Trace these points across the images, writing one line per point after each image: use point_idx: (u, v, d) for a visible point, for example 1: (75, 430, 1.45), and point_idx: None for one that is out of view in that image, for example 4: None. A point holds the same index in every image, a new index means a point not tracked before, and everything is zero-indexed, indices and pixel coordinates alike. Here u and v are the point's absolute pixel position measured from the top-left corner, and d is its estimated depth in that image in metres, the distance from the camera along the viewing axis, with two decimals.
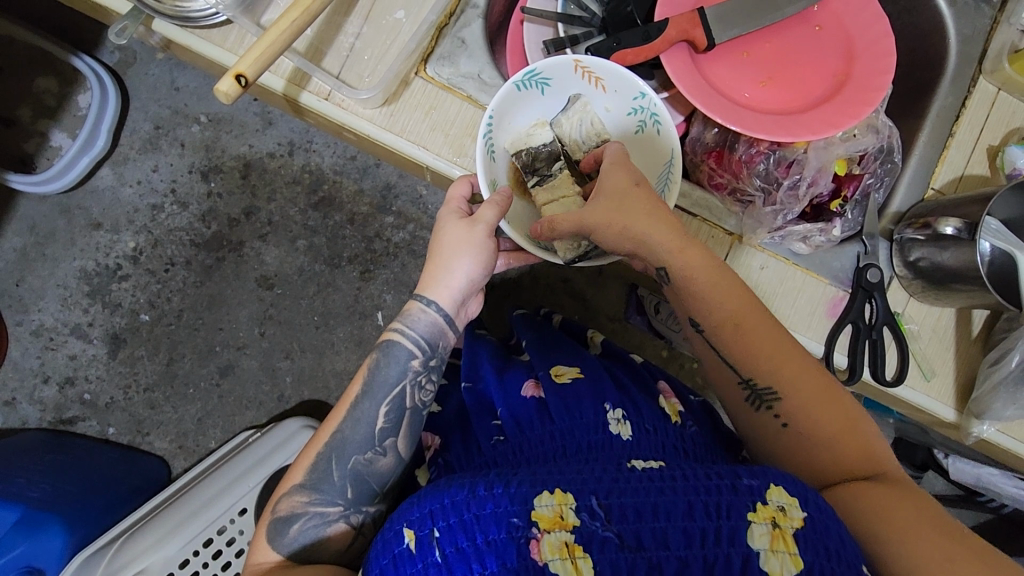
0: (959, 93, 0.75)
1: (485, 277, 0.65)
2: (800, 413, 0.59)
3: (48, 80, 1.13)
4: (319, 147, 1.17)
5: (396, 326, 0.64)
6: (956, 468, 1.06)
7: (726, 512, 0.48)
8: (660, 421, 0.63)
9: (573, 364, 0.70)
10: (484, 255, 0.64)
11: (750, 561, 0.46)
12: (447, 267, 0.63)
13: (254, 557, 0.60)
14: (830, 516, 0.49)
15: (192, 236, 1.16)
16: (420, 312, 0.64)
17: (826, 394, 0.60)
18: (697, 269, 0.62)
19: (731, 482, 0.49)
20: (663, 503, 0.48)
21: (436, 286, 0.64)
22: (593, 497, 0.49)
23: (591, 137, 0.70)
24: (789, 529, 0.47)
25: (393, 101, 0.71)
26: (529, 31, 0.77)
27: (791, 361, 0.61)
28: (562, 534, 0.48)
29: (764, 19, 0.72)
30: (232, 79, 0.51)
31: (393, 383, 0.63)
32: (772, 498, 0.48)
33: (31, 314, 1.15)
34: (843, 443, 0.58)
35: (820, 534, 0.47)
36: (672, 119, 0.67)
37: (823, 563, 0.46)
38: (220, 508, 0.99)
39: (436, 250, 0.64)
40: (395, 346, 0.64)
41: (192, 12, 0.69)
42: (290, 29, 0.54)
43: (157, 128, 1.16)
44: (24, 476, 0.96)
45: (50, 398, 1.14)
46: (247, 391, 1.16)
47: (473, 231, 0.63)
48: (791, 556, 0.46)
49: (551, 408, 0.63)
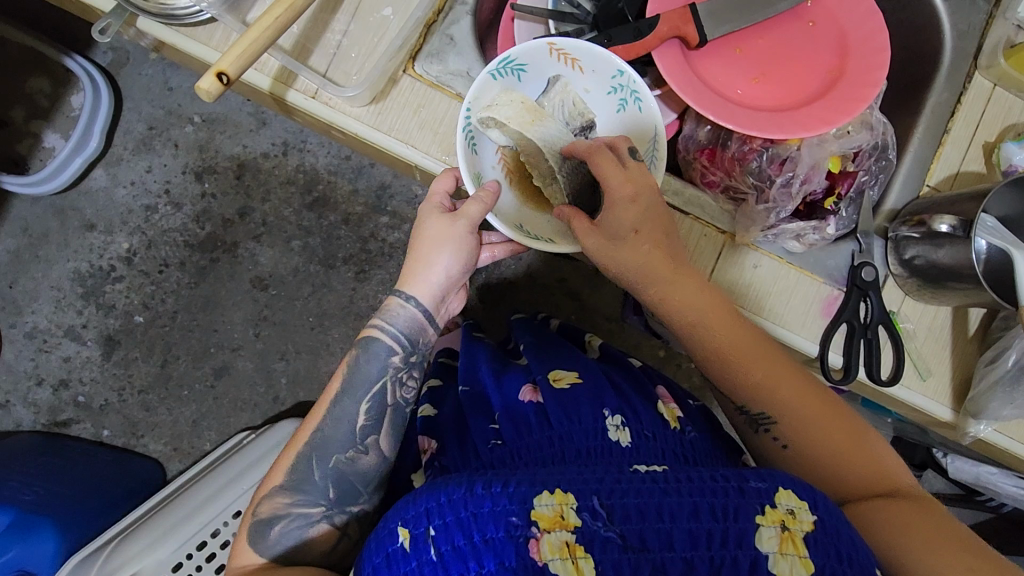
0: (955, 88, 0.74)
1: (467, 271, 0.65)
2: (799, 436, 0.60)
3: (41, 80, 1.13)
4: (314, 147, 1.17)
5: (376, 323, 0.64)
6: (954, 468, 1.05)
7: (733, 514, 0.46)
8: (660, 427, 0.63)
9: (571, 370, 0.69)
10: (463, 248, 0.64)
11: (758, 563, 0.45)
12: (426, 262, 0.63)
13: (237, 560, 0.59)
14: (840, 519, 0.48)
15: (186, 237, 1.16)
16: (399, 308, 0.63)
17: (826, 418, 0.60)
18: (693, 298, 0.63)
19: (738, 485, 0.48)
20: (668, 504, 0.47)
21: (415, 281, 0.63)
22: (596, 498, 0.47)
23: (574, 117, 0.69)
24: (798, 531, 0.46)
25: (381, 99, 0.71)
26: (520, 28, 0.77)
27: (788, 388, 0.61)
28: (564, 533, 0.46)
29: (758, 15, 0.71)
30: (213, 77, 0.51)
31: (374, 380, 0.62)
32: (781, 501, 0.47)
33: (25, 316, 1.14)
34: (847, 460, 0.59)
35: (831, 537, 0.46)
36: (652, 95, 0.67)
37: (834, 565, 0.45)
38: (213, 511, 0.98)
39: (416, 245, 0.64)
40: (375, 342, 0.63)
41: (177, 10, 0.69)
42: (273, 27, 0.53)
43: (151, 129, 1.16)
44: (17, 480, 0.96)
45: (44, 400, 1.14)
46: (242, 393, 1.16)
47: (454, 226, 0.63)
48: (800, 558, 0.45)
49: (549, 411, 0.61)
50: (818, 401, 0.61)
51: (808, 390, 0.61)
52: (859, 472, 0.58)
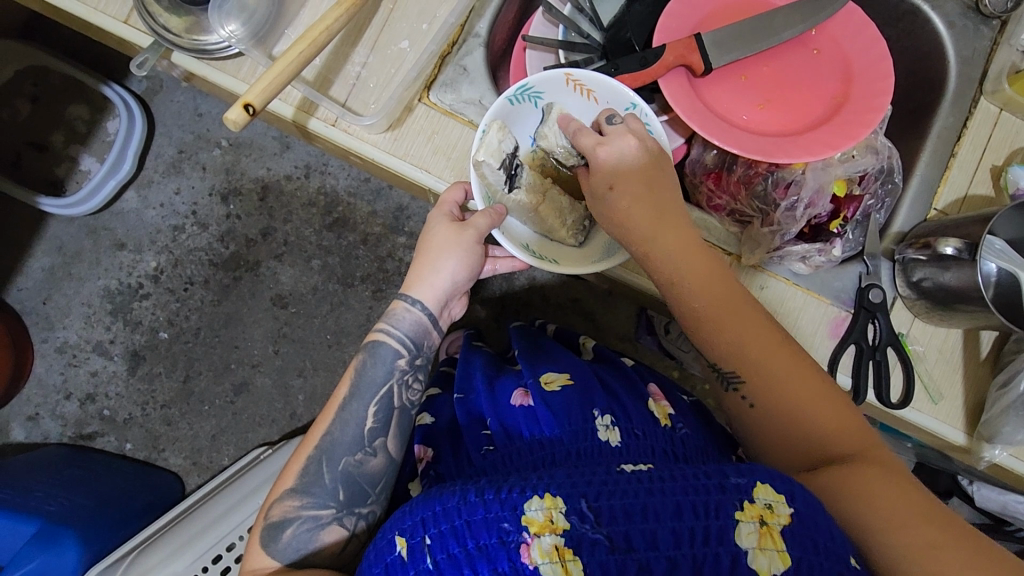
0: (960, 114, 0.76)
1: (470, 280, 0.68)
2: (770, 397, 0.59)
3: (80, 107, 1.19)
4: (334, 169, 1.21)
5: (381, 327, 0.66)
6: (980, 496, 0.98)
7: (715, 511, 0.46)
8: (650, 425, 0.63)
9: (562, 371, 0.70)
10: (470, 259, 0.66)
11: (738, 559, 0.44)
12: (434, 267, 0.65)
13: (249, 563, 0.61)
14: (818, 509, 0.47)
15: (211, 256, 1.20)
16: (404, 311, 0.66)
17: (795, 378, 0.59)
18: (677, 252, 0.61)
19: (719, 481, 0.47)
20: (652, 503, 0.46)
21: (421, 286, 0.66)
22: (583, 500, 0.46)
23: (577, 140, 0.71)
24: (776, 526, 0.46)
25: (397, 127, 0.74)
26: (532, 58, 0.81)
27: (754, 344, 0.60)
28: (553, 537, 0.45)
29: (762, 43, 0.73)
30: (240, 108, 0.54)
31: (380, 384, 0.65)
32: (759, 496, 0.47)
33: (56, 331, 1.19)
34: (819, 423, 0.57)
35: (809, 529, 0.46)
36: (663, 129, 0.67)
37: (811, 558, 0.45)
38: (229, 524, 1.00)
39: (424, 249, 0.67)
40: (380, 346, 0.65)
41: (207, 45, 0.73)
42: (297, 60, 0.57)
43: (181, 152, 1.21)
44: (43, 491, 0.99)
45: (72, 413, 1.18)
46: (260, 409, 1.19)
47: (462, 235, 0.65)
48: (779, 553, 0.45)
49: (540, 414, 0.62)
50: (784, 360, 0.59)
51: (786, 349, 0.60)
52: (835, 435, 0.57)
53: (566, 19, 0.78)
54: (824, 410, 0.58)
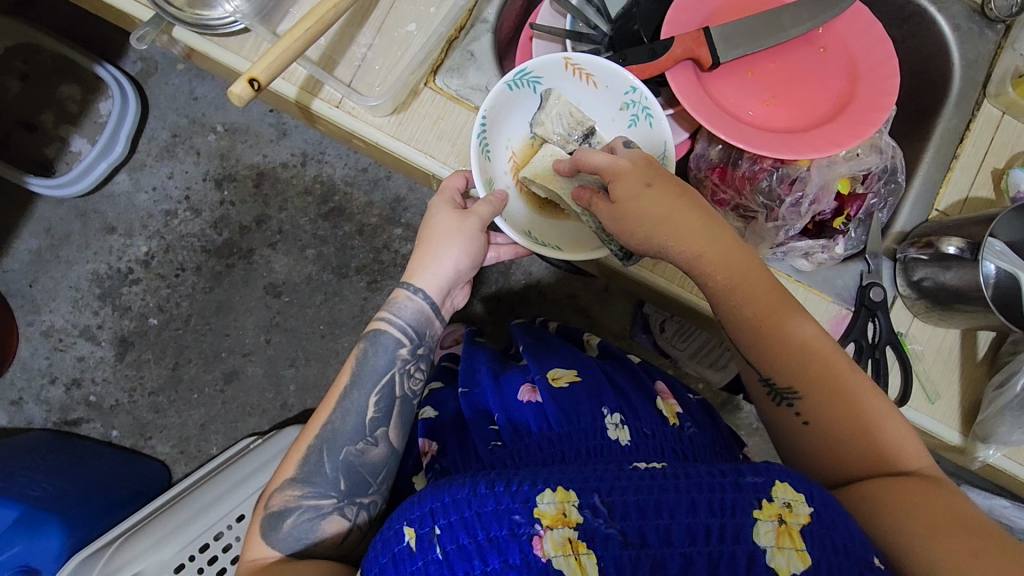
0: (963, 115, 0.76)
1: (473, 268, 0.68)
2: (824, 412, 0.58)
3: (72, 86, 1.17)
4: (331, 159, 1.19)
5: (382, 315, 0.65)
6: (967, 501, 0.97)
7: (730, 509, 0.45)
8: (658, 425, 0.63)
9: (570, 368, 0.69)
10: (473, 245, 0.66)
11: (756, 557, 0.44)
12: (436, 254, 0.65)
13: (248, 553, 0.60)
14: (836, 509, 0.47)
15: (204, 242, 1.18)
16: (406, 299, 0.65)
17: (854, 394, 0.57)
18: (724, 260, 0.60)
19: (734, 479, 0.47)
20: (666, 499, 0.45)
21: (424, 275, 0.65)
22: (596, 495, 0.46)
23: (573, 127, 0.71)
24: (795, 525, 0.45)
25: (402, 110, 0.73)
26: (538, 47, 0.79)
27: (813, 356, 0.59)
28: (566, 530, 0.45)
29: (770, 39, 0.73)
30: (246, 82, 0.53)
31: (382, 372, 0.64)
32: (778, 495, 0.46)
33: (42, 314, 1.17)
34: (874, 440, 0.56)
35: (827, 528, 0.45)
36: (663, 112, 0.69)
37: (830, 557, 0.44)
38: (217, 513, 0.98)
39: (426, 236, 0.66)
40: (382, 334, 0.65)
41: (210, 20, 0.71)
42: (304, 38, 0.56)
43: (175, 136, 1.19)
44: (27, 475, 0.96)
45: (56, 399, 1.15)
46: (250, 398, 1.17)
47: (465, 222, 0.65)
48: (797, 552, 0.44)
49: (550, 412, 0.62)
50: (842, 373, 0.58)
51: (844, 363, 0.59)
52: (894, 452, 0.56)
53: (574, 9, 0.77)
54: (879, 427, 0.56)
